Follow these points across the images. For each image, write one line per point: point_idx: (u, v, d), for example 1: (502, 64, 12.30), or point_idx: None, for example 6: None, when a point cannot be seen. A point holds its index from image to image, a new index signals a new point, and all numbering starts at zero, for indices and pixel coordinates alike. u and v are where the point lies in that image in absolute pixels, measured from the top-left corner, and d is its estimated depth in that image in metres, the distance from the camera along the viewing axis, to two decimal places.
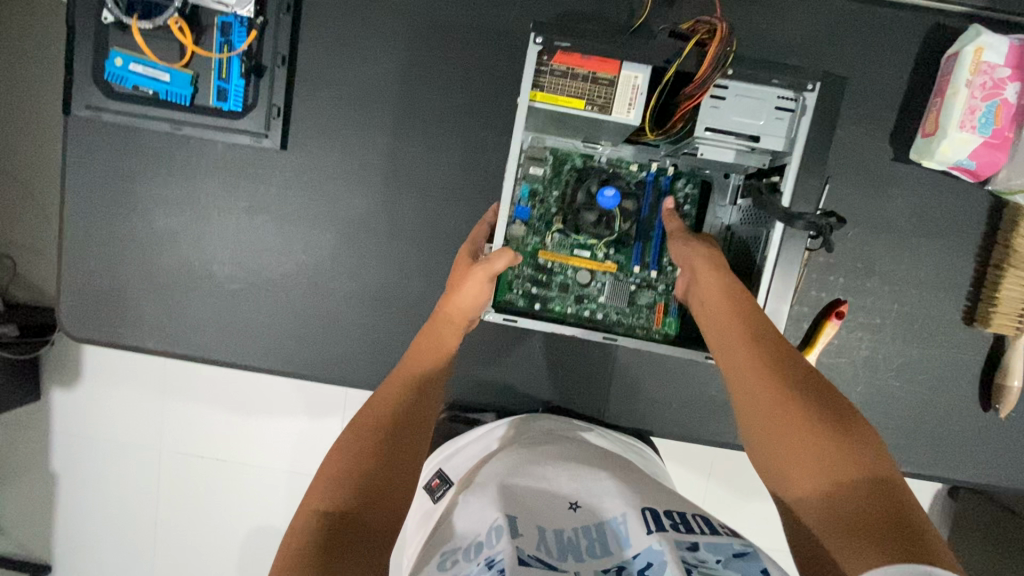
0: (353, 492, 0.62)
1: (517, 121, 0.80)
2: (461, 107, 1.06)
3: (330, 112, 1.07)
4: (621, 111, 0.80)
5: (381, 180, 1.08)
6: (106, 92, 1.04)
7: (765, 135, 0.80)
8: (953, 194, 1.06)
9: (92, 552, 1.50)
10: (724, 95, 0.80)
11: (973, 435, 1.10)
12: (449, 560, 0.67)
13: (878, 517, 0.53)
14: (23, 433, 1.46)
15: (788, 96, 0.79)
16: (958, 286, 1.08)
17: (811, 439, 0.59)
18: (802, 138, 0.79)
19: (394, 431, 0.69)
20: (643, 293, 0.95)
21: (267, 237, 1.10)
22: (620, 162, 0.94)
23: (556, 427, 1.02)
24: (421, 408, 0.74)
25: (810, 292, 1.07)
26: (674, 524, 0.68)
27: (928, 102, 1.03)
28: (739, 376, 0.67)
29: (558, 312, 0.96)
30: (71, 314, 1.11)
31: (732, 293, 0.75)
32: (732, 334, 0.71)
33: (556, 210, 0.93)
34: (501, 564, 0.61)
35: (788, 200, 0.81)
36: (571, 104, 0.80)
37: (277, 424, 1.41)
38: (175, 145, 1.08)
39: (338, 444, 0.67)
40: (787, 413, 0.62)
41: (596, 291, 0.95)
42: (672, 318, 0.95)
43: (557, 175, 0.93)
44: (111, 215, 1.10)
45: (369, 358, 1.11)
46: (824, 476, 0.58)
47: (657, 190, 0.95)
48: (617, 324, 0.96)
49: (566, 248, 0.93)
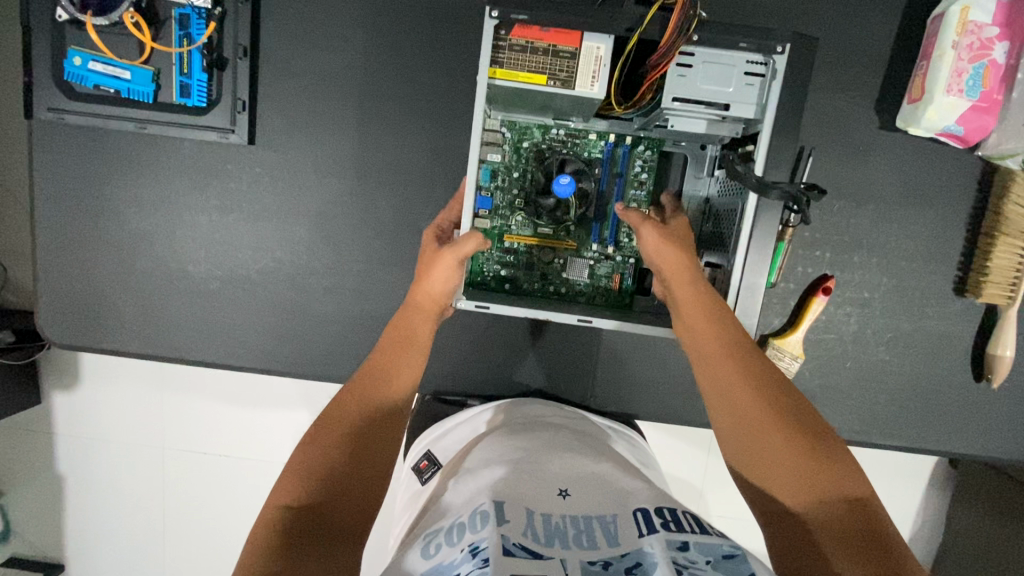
0: (319, 488, 0.61)
1: (477, 99, 0.77)
2: (430, 93, 1.03)
3: (297, 103, 1.04)
4: (584, 84, 0.77)
5: (353, 171, 1.06)
6: (67, 93, 1.02)
7: (735, 103, 0.80)
8: (942, 160, 1.03)
9: (101, 551, 1.52)
10: (691, 63, 0.78)
11: (965, 407, 1.08)
12: (432, 546, 0.65)
13: (863, 535, 0.57)
14: (21, 438, 1.47)
15: (757, 60, 0.79)
16: (949, 257, 1.05)
17: (795, 458, 0.61)
18: (773, 104, 0.78)
19: (362, 426, 0.67)
20: (601, 265, 0.96)
21: (241, 234, 1.08)
22: (578, 135, 0.94)
23: (546, 413, 0.96)
24: (393, 397, 0.72)
25: (796, 268, 1.04)
26: (664, 522, 0.64)
27: (915, 66, 0.99)
28: (721, 389, 0.67)
29: (526, 290, 0.98)
30: (50, 321, 1.10)
31: (708, 301, 0.72)
32: (711, 345, 0.70)
33: (517, 191, 0.94)
34: (484, 553, 0.58)
35: (763, 168, 0.80)
36: (532, 80, 0.78)
37: (275, 417, 1.41)
38: (142, 144, 1.06)
39: (304, 436, 0.66)
40: (773, 432, 0.62)
41: (558, 267, 0.96)
42: (631, 283, 0.97)
43: (517, 156, 0.94)
44: (82, 219, 1.08)
45: (351, 352, 1.10)
46: (806, 491, 0.60)
47: (616, 162, 0.95)
48: (579, 295, 0.98)
49: (529, 228, 0.95)
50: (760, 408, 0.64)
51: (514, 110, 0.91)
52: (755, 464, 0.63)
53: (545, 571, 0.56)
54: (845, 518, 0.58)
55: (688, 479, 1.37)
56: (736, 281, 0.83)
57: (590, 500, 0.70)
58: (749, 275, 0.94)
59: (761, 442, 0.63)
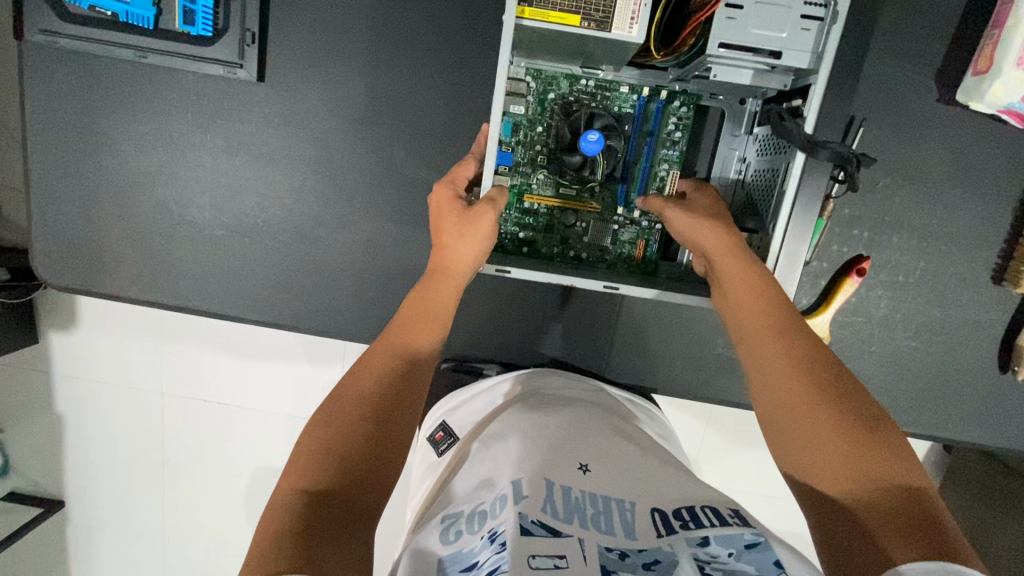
0: (334, 471, 0.57)
1: (503, 41, 0.70)
2: (457, 35, 0.95)
3: (311, 38, 0.96)
4: (622, 27, 0.70)
5: (368, 117, 0.99)
6: (60, 14, 0.93)
7: (788, 51, 0.72)
8: (996, 139, 0.97)
9: (100, 494, 1.52)
10: (742, 5, 0.71)
11: (986, 398, 1.06)
12: (454, 532, 0.61)
13: (916, 523, 0.53)
14: (20, 377, 1.44)
15: (817, 2, 0.70)
16: (991, 243, 1.00)
17: (842, 442, 0.58)
18: (831, 52, 0.70)
19: (380, 411, 0.63)
20: (625, 230, 0.91)
21: (248, 179, 1.01)
22: (609, 87, 0.87)
23: (563, 386, 0.93)
24: (413, 382, 0.68)
25: (831, 247, 1.00)
26: (684, 522, 0.59)
27: (985, 33, 0.90)
28: (764, 369, 0.64)
29: (546, 255, 0.92)
30: (44, 261, 1.05)
31: (756, 279, 0.69)
32: (755, 323, 0.67)
33: (540, 147, 0.88)
34: (503, 537, 0.55)
35: (811, 126, 0.72)
36: (564, 21, 0.70)
37: (275, 371, 1.38)
38: (143, 75, 0.98)
39: (317, 419, 0.62)
40: (818, 415, 0.59)
41: (579, 231, 0.91)
42: (654, 251, 0.92)
43: (542, 108, 0.87)
44: (77, 153, 1.02)
45: (360, 309, 1.05)
46: (852, 478, 0.57)
47: (648, 118, 0.88)
48: (599, 261, 0.93)
49: (552, 189, 0.89)
50: (804, 389, 0.61)
51: (539, 56, 0.84)
52: (801, 449, 0.60)
53: (564, 553, 0.54)
54: (898, 502, 0.54)
55: (686, 452, 1.37)
56: (776, 249, 0.77)
57: (613, 477, 0.66)
58: (791, 241, 0.94)
59: (809, 420, 0.60)
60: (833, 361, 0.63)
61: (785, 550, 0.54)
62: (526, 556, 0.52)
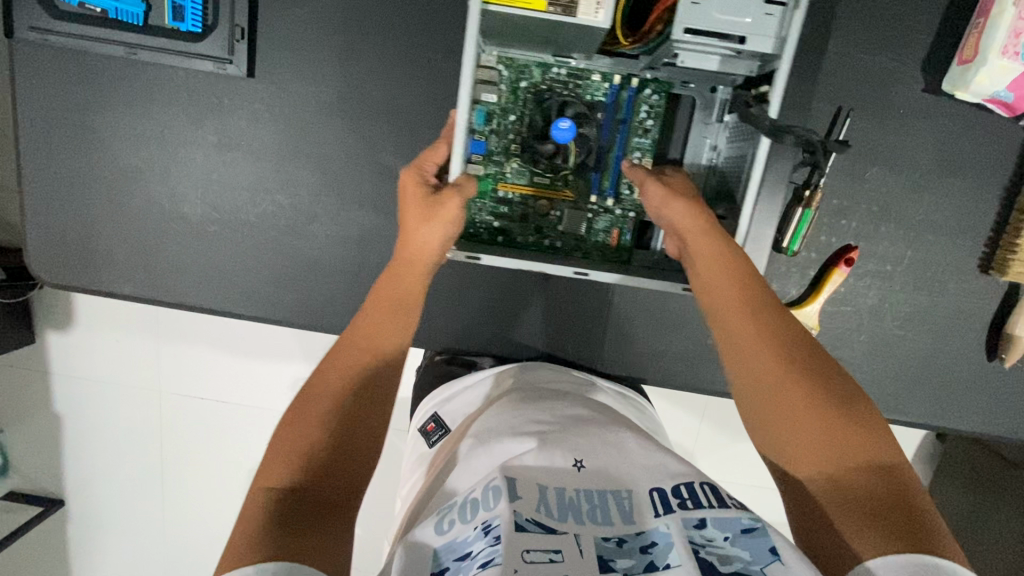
0: (304, 467, 0.59)
1: (468, 29, 0.71)
2: (444, 31, 0.96)
3: (300, 33, 0.97)
4: (587, 12, 0.70)
5: (358, 111, 0.99)
6: (51, 12, 0.94)
7: (752, 36, 0.72)
8: (981, 128, 0.98)
9: (99, 492, 1.53)
10: None
11: (975, 385, 1.07)
12: (447, 521, 0.61)
13: (892, 508, 0.55)
14: (17, 376, 1.45)
15: None
16: (979, 231, 1.01)
17: (820, 428, 0.58)
18: (794, 37, 0.70)
19: (347, 405, 0.64)
20: (600, 218, 0.92)
21: (239, 175, 1.02)
22: (580, 75, 0.88)
23: (551, 379, 0.94)
24: (378, 373, 0.68)
25: (819, 237, 1.01)
26: (682, 501, 0.60)
27: (971, 22, 0.91)
28: (740, 354, 0.64)
29: (521, 244, 0.93)
30: (38, 259, 1.05)
31: (732, 263, 0.69)
32: (730, 307, 0.67)
33: (513, 135, 0.88)
34: (498, 530, 0.56)
35: (776, 111, 0.73)
36: (530, 5, 0.70)
37: (269, 366, 1.39)
38: (133, 72, 0.99)
39: (285, 417, 0.62)
40: (795, 401, 0.60)
41: (554, 220, 0.92)
42: (629, 240, 0.93)
43: (515, 97, 0.88)
44: (69, 151, 1.02)
45: (353, 303, 1.06)
46: (830, 463, 0.58)
47: (620, 106, 0.88)
48: (574, 250, 0.93)
49: (526, 177, 0.90)
50: (780, 375, 0.61)
51: (510, 45, 0.84)
52: (776, 432, 0.61)
53: (559, 548, 0.55)
54: (875, 486, 0.56)
55: (682, 445, 1.38)
56: (744, 229, 0.79)
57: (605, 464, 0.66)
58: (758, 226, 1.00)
59: (787, 406, 0.60)
60: (812, 346, 0.63)
61: (782, 537, 0.56)
62: (519, 550, 0.53)
